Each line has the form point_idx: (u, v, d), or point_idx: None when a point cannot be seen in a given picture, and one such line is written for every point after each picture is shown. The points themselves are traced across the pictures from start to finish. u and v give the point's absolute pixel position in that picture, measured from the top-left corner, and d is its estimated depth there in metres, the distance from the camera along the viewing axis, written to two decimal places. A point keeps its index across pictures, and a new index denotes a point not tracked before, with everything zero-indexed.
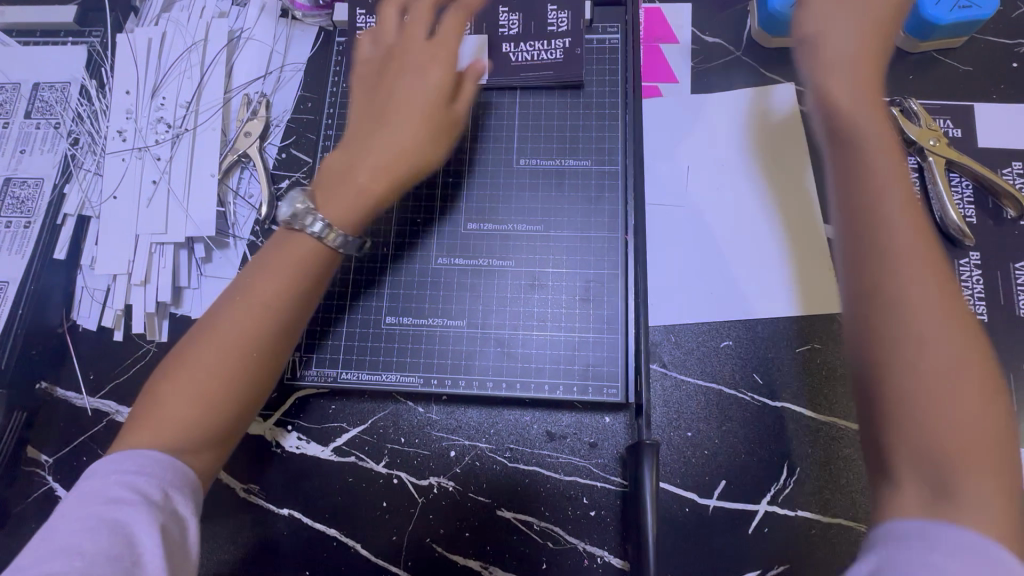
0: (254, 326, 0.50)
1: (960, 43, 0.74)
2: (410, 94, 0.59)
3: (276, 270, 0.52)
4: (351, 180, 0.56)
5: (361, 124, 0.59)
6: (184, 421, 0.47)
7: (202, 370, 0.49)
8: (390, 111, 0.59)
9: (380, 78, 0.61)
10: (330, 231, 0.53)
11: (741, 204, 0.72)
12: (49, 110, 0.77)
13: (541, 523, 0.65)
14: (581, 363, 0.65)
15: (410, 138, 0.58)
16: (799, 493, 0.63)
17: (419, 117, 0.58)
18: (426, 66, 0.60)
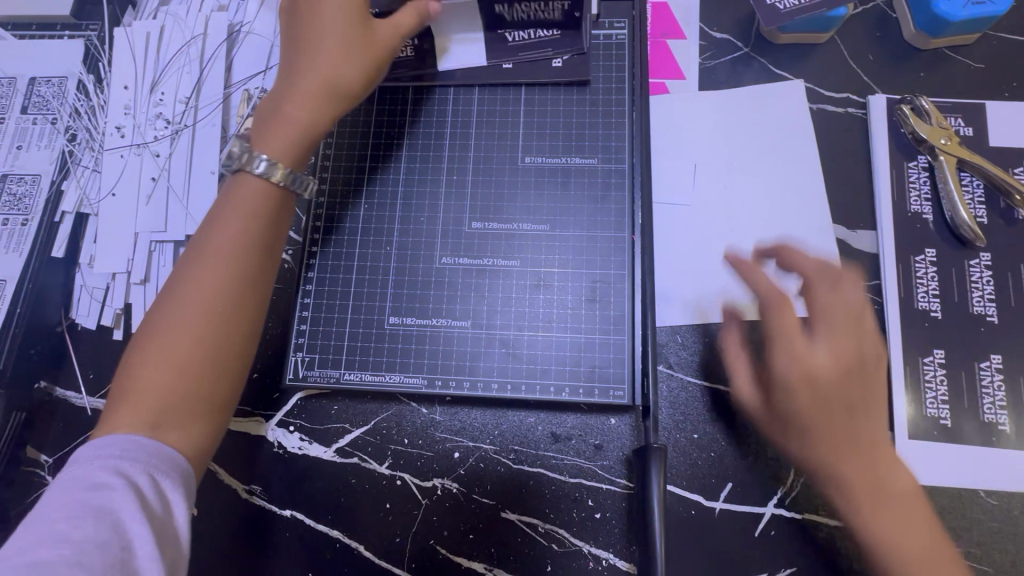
0: (217, 283, 0.50)
1: (972, 40, 0.73)
2: (330, 28, 0.56)
3: (228, 221, 0.52)
4: (281, 122, 0.55)
5: (283, 67, 0.57)
6: (171, 384, 0.48)
7: (177, 329, 0.49)
8: (311, 47, 0.56)
9: (297, 26, 0.57)
10: (273, 169, 0.53)
11: (749, 204, 0.71)
12: (45, 105, 0.76)
13: (546, 525, 0.64)
14: (587, 364, 0.65)
15: (332, 66, 0.56)
16: (807, 496, 0.63)
17: (344, 44, 0.57)
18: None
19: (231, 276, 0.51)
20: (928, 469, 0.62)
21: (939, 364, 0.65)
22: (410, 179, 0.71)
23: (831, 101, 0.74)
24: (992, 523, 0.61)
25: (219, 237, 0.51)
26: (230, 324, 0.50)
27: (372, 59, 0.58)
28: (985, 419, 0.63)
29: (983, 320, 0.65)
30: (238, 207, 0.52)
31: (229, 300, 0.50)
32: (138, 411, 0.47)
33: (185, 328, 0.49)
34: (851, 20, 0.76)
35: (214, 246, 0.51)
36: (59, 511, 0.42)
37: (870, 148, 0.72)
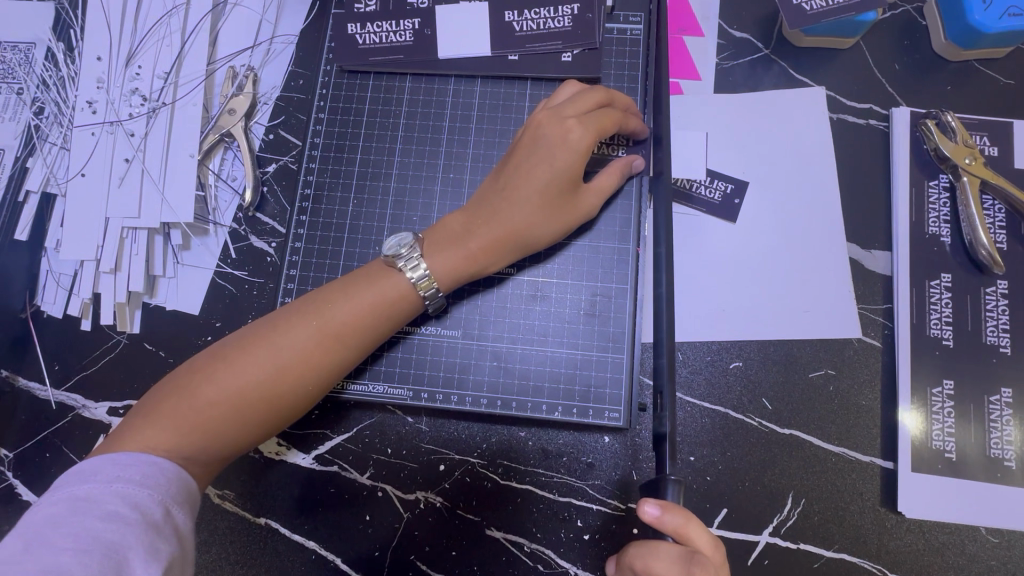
0: (311, 354, 0.54)
1: (1004, 54, 0.69)
2: (545, 152, 0.58)
3: (346, 301, 0.56)
4: (464, 240, 0.59)
5: (494, 185, 0.60)
6: (207, 415, 0.51)
7: (256, 372, 0.52)
8: (527, 168, 0.59)
9: (516, 145, 0.60)
10: (426, 281, 0.57)
11: (761, 217, 0.68)
12: (11, 74, 0.71)
13: (532, 544, 0.62)
14: (583, 382, 0.62)
15: (528, 220, 0.58)
16: (803, 525, 0.61)
17: (543, 198, 0.58)
18: (571, 118, 0.58)
19: (325, 353, 0.54)
20: (930, 504, 0.60)
21: (948, 395, 0.62)
22: (404, 175, 0.67)
23: (851, 111, 0.70)
24: (991, 560, 0.59)
25: (340, 315, 0.55)
26: (294, 389, 0.54)
27: (563, 226, 0.60)
28: (991, 454, 0.61)
29: (996, 352, 0.63)
30: (371, 292, 0.56)
31: (307, 373, 0.54)
32: (168, 428, 0.51)
33: (255, 380, 0.52)
34: (879, 25, 0.72)
35: (332, 323, 0.55)
36: (67, 539, 0.42)
37: (889, 164, 0.68)
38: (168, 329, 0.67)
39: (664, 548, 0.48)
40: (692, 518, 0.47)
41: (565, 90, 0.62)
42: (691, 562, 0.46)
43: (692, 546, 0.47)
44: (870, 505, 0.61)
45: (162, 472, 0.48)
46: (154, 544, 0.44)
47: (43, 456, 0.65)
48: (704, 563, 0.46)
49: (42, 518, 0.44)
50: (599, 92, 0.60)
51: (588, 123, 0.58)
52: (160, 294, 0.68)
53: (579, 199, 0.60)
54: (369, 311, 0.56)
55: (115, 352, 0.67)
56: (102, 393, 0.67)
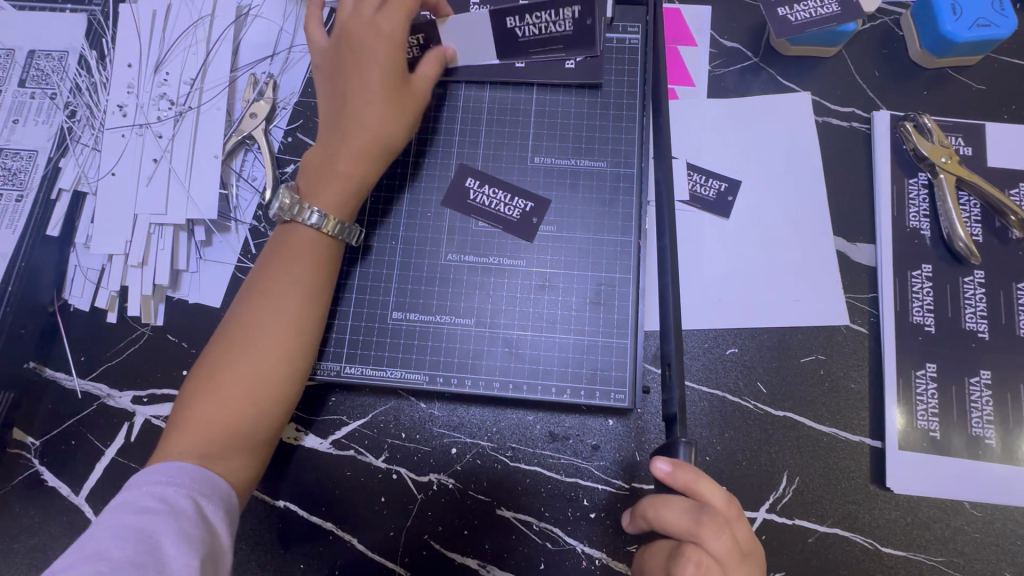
0: (281, 316, 0.57)
1: (975, 61, 0.74)
2: (372, 48, 0.62)
3: (297, 263, 0.59)
4: (335, 157, 0.61)
5: (331, 103, 0.63)
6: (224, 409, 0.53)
7: (243, 353, 0.55)
8: (355, 73, 0.62)
9: (337, 59, 0.63)
10: (325, 220, 0.59)
11: (753, 213, 0.72)
12: (45, 79, 0.75)
13: (541, 523, 0.65)
14: (590, 366, 0.65)
15: (377, 121, 0.61)
16: (798, 501, 0.64)
17: (377, 98, 0.61)
18: (377, 19, 0.62)
19: (296, 314, 0.58)
20: (916, 480, 0.63)
21: (931, 378, 0.66)
22: (418, 174, 0.71)
23: (837, 115, 0.75)
24: (975, 533, 0.62)
25: (286, 272, 0.58)
26: (285, 360, 0.57)
27: (409, 118, 0.64)
28: (972, 433, 0.64)
29: (975, 337, 0.67)
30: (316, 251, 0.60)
31: (290, 338, 0.57)
32: (199, 433, 0.52)
33: (245, 361, 0.55)
34: (860, 36, 0.77)
35: (283, 282, 0.58)
36: (107, 531, 0.45)
37: (873, 164, 0.73)
38: (190, 321, 0.71)
39: (674, 498, 0.51)
40: (702, 474, 0.50)
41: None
42: (701, 512, 0.49)
43: (701, 498, 0.50)
44: (860, 482, 0.64)
45: (188, 471, 0.50)
46: (182, 529, 0.46)
47: (70, 444, 0.68)
48: (714, 514, 0.49)
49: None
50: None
51: (390, 19, 0.62)
52: (183, 288, 0.71)
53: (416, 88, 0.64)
54: (312, 261, 0.59)
55: (140, 343, 0.70)
56: (126, 383, 0.69)
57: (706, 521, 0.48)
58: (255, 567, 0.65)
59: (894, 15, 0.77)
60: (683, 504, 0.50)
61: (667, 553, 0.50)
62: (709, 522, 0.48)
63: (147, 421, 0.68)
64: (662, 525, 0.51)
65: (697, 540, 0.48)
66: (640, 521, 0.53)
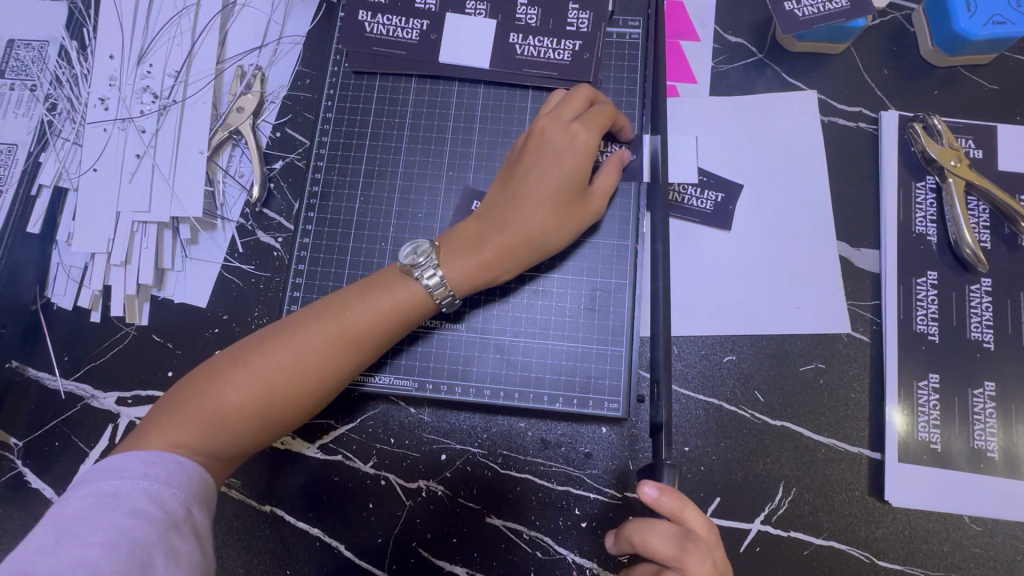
0: (330, 355, 0.55)
1: (989, 60, 0.72)
2: (552, 157, 0.60)
3: (364, 305, 0.57)
4: (506, 252, 0.59)
5: (507, 192, 0.61)
6: (218, 417, 0.52)
7: (277, 374, 0.53)
8: (536, 174, 0.60)
9: (520, 151, 0.62)
10: (441, 287, 0.57)
11: (755, 216, 0.70)
12: (24, 71, 0.73)
13: (531, 532, 0.63)
14: (583, 374, 0.64)
15: (543, 223, 0.60)
16: (793, 514, 0.63)
17: (552, 201, 0.59)
18: (582, 126, 0.60)
19: (340, 358, 0.55)
20: (915, 494, 0.62)
21: (933, 389, 0.64)
22: (410, 173, 0.69)
23: (842, 113, 0.72)
24: (975, 548, 0.61)
25: (358, 316, 0.56)
26: (299, 396, 0.54)
27: (574, 230, 0.61)
28: (974, 445, 0.63)
29: (980, 347, 0.65)
30: (387, 298, 0.57)
31: (318, 379, 0.54)
32: (191, 427, 0.51)
33: (274, 381, 0.53)
34: (868, 32, 0.74)
35: (351, 326, 0.56)
36: (96, 535, 0.43)
37: (879, 166, 0.71)
38: (175, 321, 0.69)
39: (660, 524, 0.50)
40: (688, 501, 0.50)
41: (552, 97, 0.65)
42: (686, 539, 0.49)
43: (688, 525, 0.49)
44: (857, 495, 0.63)
45: (186, 471, 0.49)
46: (173, 544, 0.45)
47: (52, 445, 0.67)
48: (699, 542, 0.48)
49: (73, 511, 0.44)
50: (587, 89, 0.63)
51: (590, 126, 0.60)
52: (168, 287, 0.70)
53: (587, 199, 0.61)
54: (385, 316, 0.57)
55: (124, 344, 0.69)
56: (110, 383, 0.68)
57: (691, 550, 0.48)
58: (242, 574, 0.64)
59: (905, 10, 0.74)
60: (667, 528, 0.50)
61: None
62: (694, 549, 0.48)
63: (131, 423, 0.67)
64: (646, 551, 0.50)
65: (679, 565, 0.48)
66: (622, 545, 0.52)
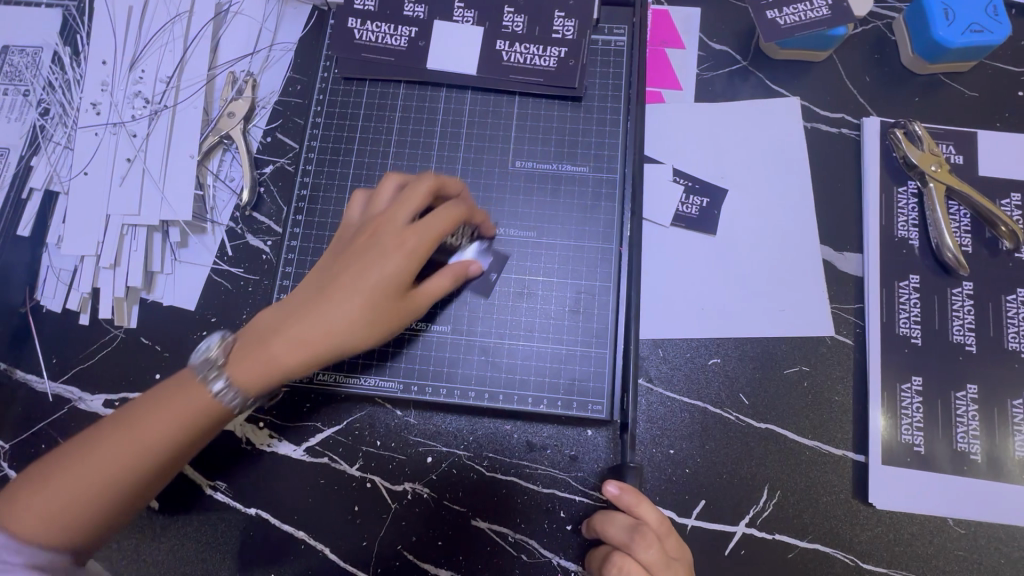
0: (183, 402, 0.51)
1: (968, 68, 0.73)
2: (377, 254, 0.55)
3: (286, 335, 0.53)
4: (267, 354, 0.53)
5: (314, 288, 0.56)
6: (93, 489, 0.49)
7: (128, 433, 0.50)
8: (391, 212, 0.58)
9: (365, 220, 0.60)
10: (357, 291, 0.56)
11: (739, 220, 0.71)
12: (18, 76, 0.74)
13: (516, 535, 0.63)
14: (567, 376, 0.64)
15: (354, 324, 0.54)
16: (777, 516, 0.63)
17: (363, 309, 0.54)
18: (409, 227, 0.56)
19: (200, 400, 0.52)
20: (898, 496, 0.62)
21: (916, 391, 0.65)
22: None
23: (824, 119, 0.73)
24: (959, 550, 0.61)
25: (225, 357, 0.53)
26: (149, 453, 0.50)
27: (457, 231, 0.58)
28: (957, 448, 0.63)
29: (962, 349, 0.65)
30: (267, 328, 0.54)
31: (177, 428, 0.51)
32: (39, 508, 0.48)
33: (127, 445, 0.50)
34: (851, 39, 0.75)
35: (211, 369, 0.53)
36: None
37: (862, 170, 0.71)
38: (163, 323, 0.69)
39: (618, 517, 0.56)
40: (646, 499, 0.56)
41: (386, 185, 0.61)
42: (635, 530, 0.54)
43: (640, 518, 0.55)
44: (842, 497, 0.63)
45: None
46: None
47: (39, 447, 0.67)
48: (646, 532, 0.53)
49: None
50: (430, 179, 0.59)
51: (419, 236, 0.55)
52: (157, 290, 0.70)
53: (407, 299, 0.56)
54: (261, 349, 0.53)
55: (112, 346, 0.69)
56: (97, 385, 0.68)
57: (637, 537, 0.53)
58: None
59: (886, 19, 0.76)
60: (623, 520, 0.55)
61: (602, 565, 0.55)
62: (641, 536, 0.53)
63: None
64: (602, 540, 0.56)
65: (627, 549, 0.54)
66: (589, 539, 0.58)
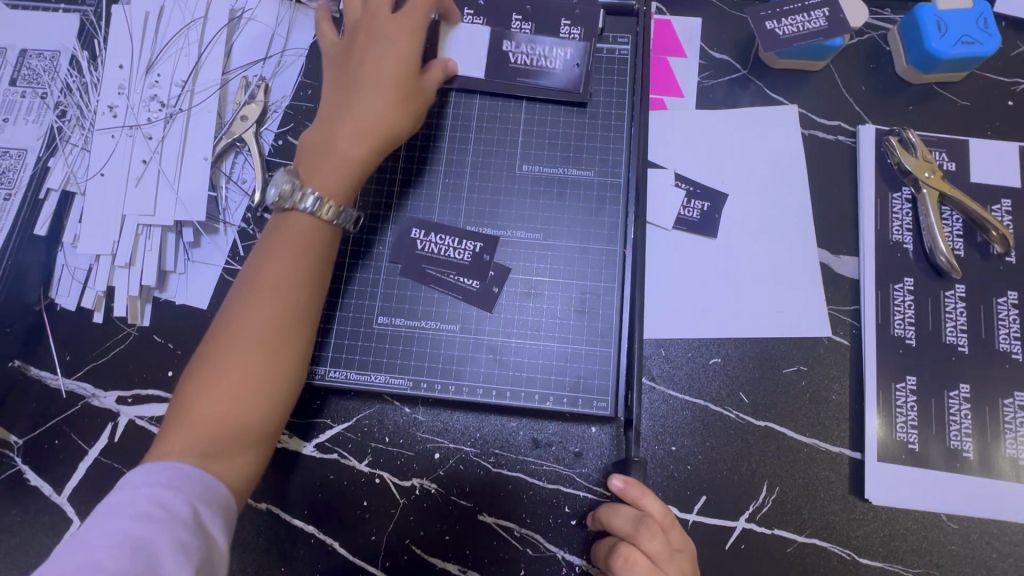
0: (277, 311, 0.53)
1: (960, 78, 0.75)
2: (378, 48, 0.60)
3: (272, 268, 0.54)
4: (338, 155, 0.57)
5: (337, 91, 0.60)
6: (228, 419, 0.50)
7: (236, 359, 0.51)
8: (368, 63, 0.60)
9: (348, 47, 0.62)
10: (323, 206, 0.55)
11: (739, 224, 0.73)
12: (35, 79, 0.75)
13: (522, 529, 0.65)
14: (573, 375, 0.66)
15: (389, 113, 0.59)
16: (776, 512, 0.64)
17: (392, 91, 0.59)
18: (389, 11, 0.61)
19: (287, 308, 0.53)
20: (893, 492, 0.64)
21: (911, 391, 0.66)
22: (408, 179, 0.71)
23: (822, 127, 0.76)
24: (952, 545, 0.63)
25: (268, 271, 0.54)
26: (268, 369, 0.52)
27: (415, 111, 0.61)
28: (950, 445, 0.65)
29: (955, 350, 0.67)
30: (284, 242, 0.55)
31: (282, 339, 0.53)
32: (180, 446, 0.48)
33: (236, 368, 0.51)
34: (848, 50, 0.78)
35: (268, 279, 0.54)
36: (102, 537, 0.43)
37: (858, 177, 0.74)
38: (176, 322, 0.71)
39: (624, 508, 0.58)
40: (652, 493, 0.57)
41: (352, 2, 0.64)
42: (639, 522, 0.55)
43: (645, 511, 0.56)
44: (838, 493, 0.65)
45: (195, 480, 0.47)
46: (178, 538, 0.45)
47: (53, 444, 0.68)
48: (651, 525, 0.55)
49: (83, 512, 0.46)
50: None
51: (402, 26, 0.61)
52: (170, 288, 0.71)
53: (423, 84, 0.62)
54: (296, 250, 0.55)
55: (126, 344, 0.70)
56: (110, 382, 0.69)
57: (641, 530, 0.55)
58: (237, 571, 0.65)
59: (881, 30, 0.78)
60: (628, 513, 0.57)
61: (606, 554, 0.57)
62: (646, 529, 0.55)
63: (132, 422, 0.68)
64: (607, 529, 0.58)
65: (633, 540, 0.55)
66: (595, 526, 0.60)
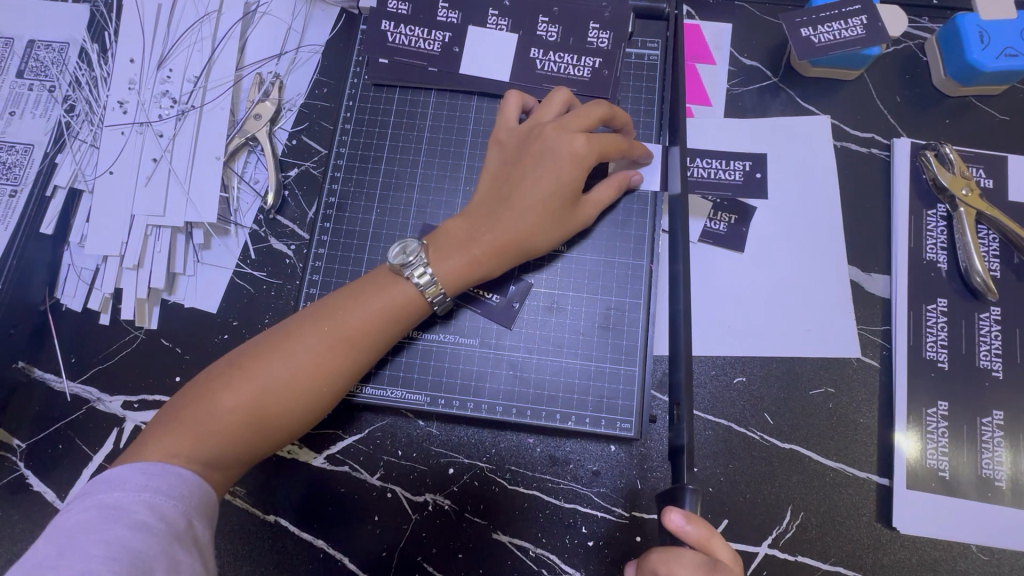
0: (326, 356, 0.54)
1: (1000, 91, 0.73)
2: (551, 164, 0.59)
3: (349, 314, 0.56)
4: (463, 252, 0.59)
5: (494, 192, 0.62)
6: (234, 435, 0.51)
7: (271, 383, 0.53)
8: (532, 177, 0.60)
9: (519, 154, 0.62)
10: (432, 287, 0.58)
11: (766, 239, 0.71)
12: (44, 71, 0.73)
13: (537, 549, 0.63)
14: (595, 393, 0.64)
15: (531, 234, 0.60)
16: (800, 538, 0.62)
17: (550, 213, 0.60)
18: (570, 122, 0.61)
19: (338, 360, 0.55)
20: (922, 521, 0.62)
21: (942, 416, 0.64)
22: (427, 185, 0.69)
23: (854, 139, 0.73)
24: None
25: (347, 319, 0.56)
26: (296, 402, 0.53)
27: (561, 234, 0.62)
28: (982, 474, 0.63)
29: (989, 375, 0.65)
30: (378, 298, 0.57)
31: (320, 382, 0.54)
32: (188, 437, 0.51)
33: (272, 389, 0.53)
34: (883, 59, 0.75)
35: (345, 329, 0.55)
36: (98, 547, 0.43)
37: (891, 192, 0.71)
38: (185, 326, 0.68)
39: (685, 553, 0.48)
40: (714, 530, 0.48)
41: (553, 100, 0.63)
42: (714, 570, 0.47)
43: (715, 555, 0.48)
44: (865, 521, 0.63)
45: (186, 483, 0.49)
46: (176, 558, 0.45)
47: (56, 448, 0.66)
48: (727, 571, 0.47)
49: (75, 523, 0.44)
50: (603, 107, 0.62)
51: (598, 151, 0.60)
52: (179, 291, 0.69)
53: (576, 209, 0.62)
54: (377, 316, 0.56)
55: (133, 347, 0.68)
56: (116, 386, 0.67)
57: None
58: None
59: (918, 39, 0.75)
60: (694, 559, 0.47)
61: None
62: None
63: (136, 427, 0.66)
64: None
65: None
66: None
